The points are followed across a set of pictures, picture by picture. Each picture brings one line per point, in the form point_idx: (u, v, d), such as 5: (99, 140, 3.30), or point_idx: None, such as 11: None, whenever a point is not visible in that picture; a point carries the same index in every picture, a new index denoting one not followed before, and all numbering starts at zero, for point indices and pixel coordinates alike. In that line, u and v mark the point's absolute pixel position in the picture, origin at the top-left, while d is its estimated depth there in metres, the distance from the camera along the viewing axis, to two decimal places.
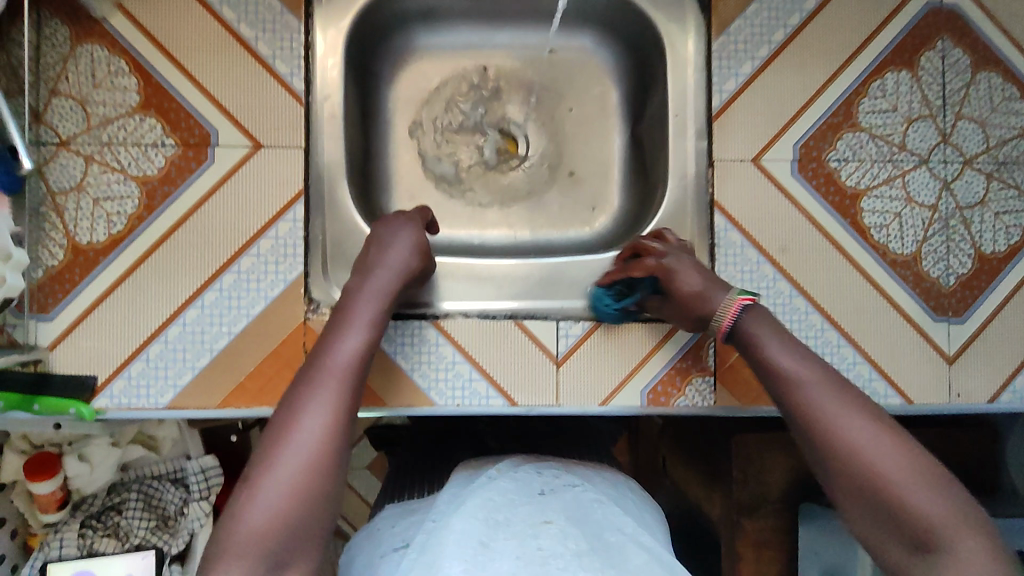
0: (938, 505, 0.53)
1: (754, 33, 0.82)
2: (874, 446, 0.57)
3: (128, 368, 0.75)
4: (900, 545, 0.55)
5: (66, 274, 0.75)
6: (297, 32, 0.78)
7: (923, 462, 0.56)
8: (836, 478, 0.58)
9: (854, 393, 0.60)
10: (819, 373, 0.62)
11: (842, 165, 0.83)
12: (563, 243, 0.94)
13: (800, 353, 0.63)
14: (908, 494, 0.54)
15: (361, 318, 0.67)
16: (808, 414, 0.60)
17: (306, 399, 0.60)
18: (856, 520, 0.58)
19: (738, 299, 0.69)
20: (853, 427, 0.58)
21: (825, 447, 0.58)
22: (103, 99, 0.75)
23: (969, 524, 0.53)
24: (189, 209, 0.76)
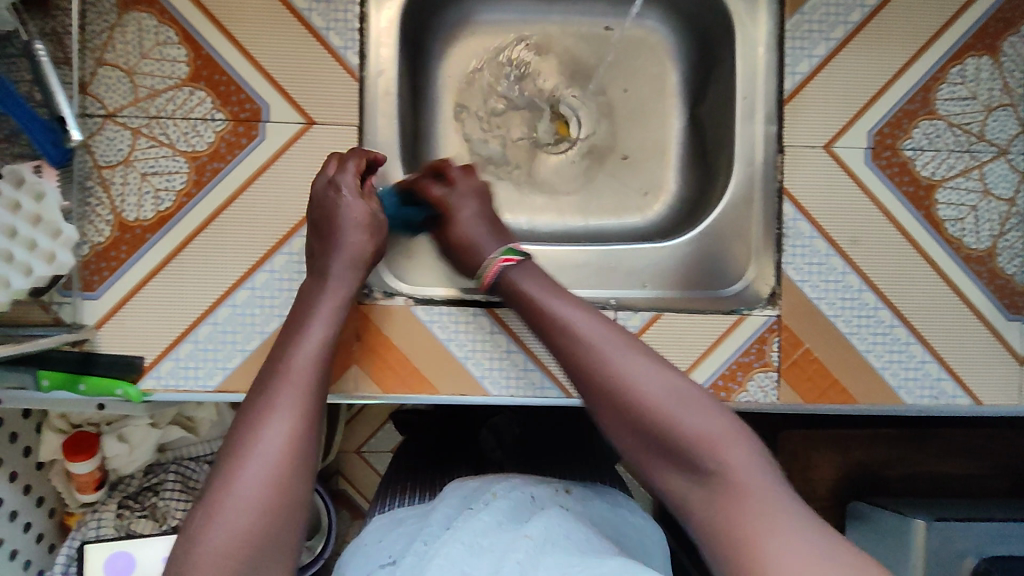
0: (708, 424, 0.55)
1: (830, 13, 0.78)
2: (637, 374, 0.58)
3: (176, 350, 0.73)
4: (676, 471, 0.56)
5: (112, 251, 0.72)
6: (352, 3, 0.74)
7: (676, 386, 0.58)
8: (610, 411, 0.59)
9: (623, 332, 0.63)
10: (583, 315, 0.64)
11: (917, 155, 0.79)
12: (616, 230, 0.91)
13: (568, 301, 0.65)
14: (678, 414, 0.56)
15: (323, 317, 0.66)
16: (581, 351, 0.61)
17: (265, 408, 0.58)
18: (632, 449, 0.58)
19: (500, 258, 0.71)
20: (623, 358, 0.59)
21: (596, 380, 0.60)
22: (152, 70, 0.72)
23: (735, 439, 0.55)
24: (240, 186, 0.73)
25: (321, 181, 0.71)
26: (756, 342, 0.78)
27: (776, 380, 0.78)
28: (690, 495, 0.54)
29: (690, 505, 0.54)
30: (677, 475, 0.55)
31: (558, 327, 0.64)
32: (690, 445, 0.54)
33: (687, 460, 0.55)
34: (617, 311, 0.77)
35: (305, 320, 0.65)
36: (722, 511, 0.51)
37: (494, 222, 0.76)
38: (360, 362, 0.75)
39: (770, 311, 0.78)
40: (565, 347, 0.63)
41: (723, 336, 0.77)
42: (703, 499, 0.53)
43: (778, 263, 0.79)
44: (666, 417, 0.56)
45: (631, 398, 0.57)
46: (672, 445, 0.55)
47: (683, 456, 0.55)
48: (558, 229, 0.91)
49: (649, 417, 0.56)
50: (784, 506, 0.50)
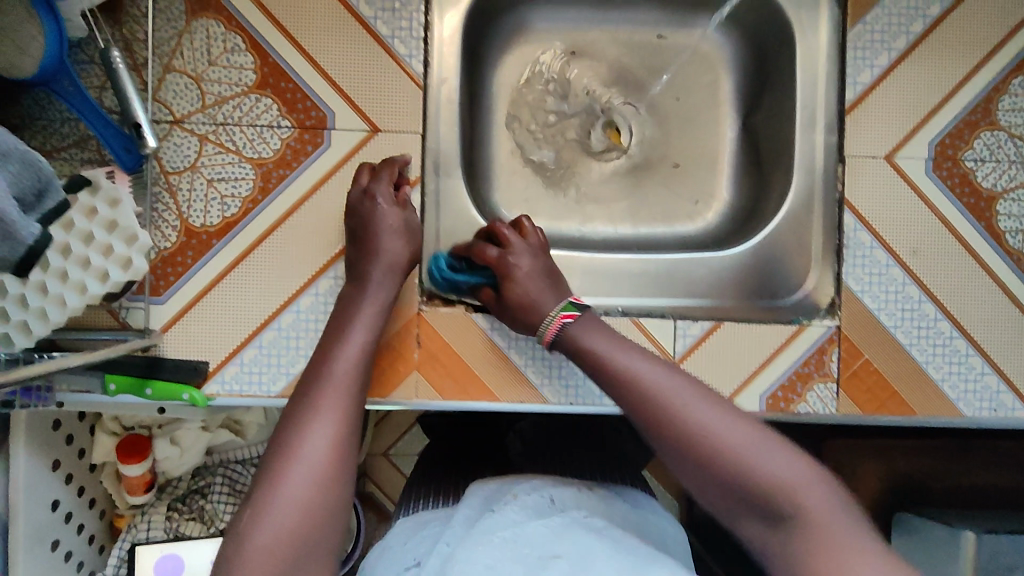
0: (788, 471, 0.53)
1: (892, 23, 0.78)
2: (709, 423, 0.56)
3: (240, 355, 0.73)
4: (754, 522, 0.54)
5: (178, 256, 0.73)
6: (418, 12, 0.75)
7: (749, 428, 0.57)
8: (684, 464, 0.57)
9: (686, 376, 0.61)
10: (643, 362, 0.62)
11: (978, 166, 0.79)
12: (667, 238, 0.91)
13: (618, 344, 0.64)
14: (756, 463, 0.54)
15: (363, 324, 0.67)
16: (648, 400, 0.59)
17: (309, 413, 0.59)
18: (709, 499, 0.56)
19: (557, 316, 0.68)
20: (692, 409, 0.57)
21: (665, 430, 0.57)
22: (219, 77, 0.73)
23: (814, 482, 0.53)
24: (305, 193, 0.74)
25: (357, 189, 0.72)
26: (816, 352, 0.77)
27: (835, 392, 0.78)
28: (775, 545, 0.53)
29: (775, 555, 0.53)
30: (758, 524, 0.54)
31: (620, 376, 0.61)
32: (773, 494, 0.53)
33: (767, 509, 0.53)
34: (677, 320, 0.77)
35: (346, 327, 0.66)
36: (813, 562, 0.50)
37: (553, 276, 0.71)
38: (420, 369, 0.75)
39: (829, 322, 0.78)
40: (630, 397, 0.60)
41: (783, 346, 0.77)
42: (790, 550, 0.52)
43: (838, 274, 0.79)
44: (745, 467, 0.54)
45: (705, 448, 0.55)
46: (751, 495, 0.54)
47: (766, 505, 0.53)
48: (611, 237, 0.91)
49: (726, 468, 0.54)
50: (870, 549, 0.49)
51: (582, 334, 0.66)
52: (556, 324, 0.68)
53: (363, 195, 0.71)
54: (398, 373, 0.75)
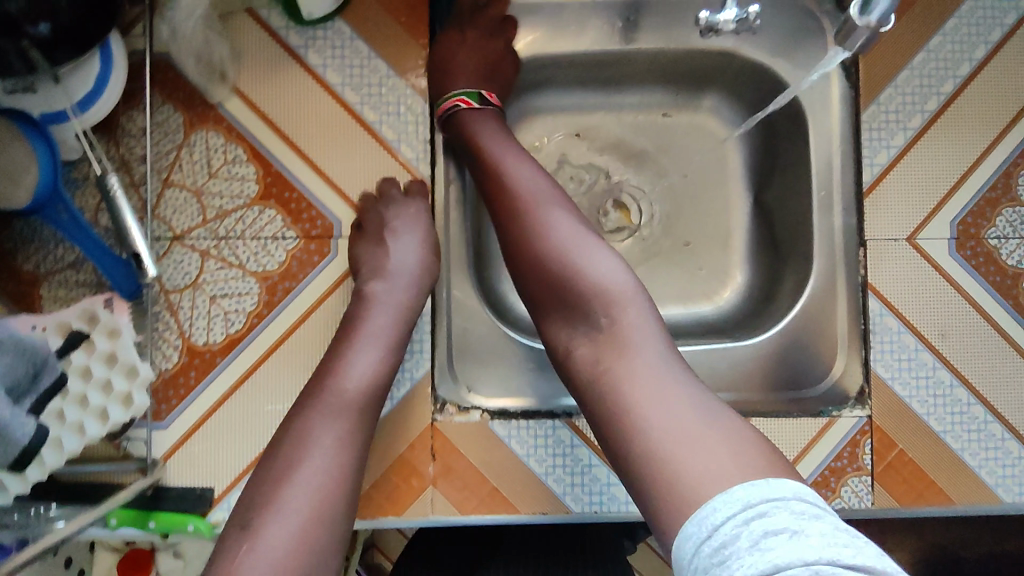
0: (607, 279, 0.60)
1: (906, 102, 0.76)
2: (550, 226, 0.63)
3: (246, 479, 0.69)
4: (574, 329, 0.61)
5: (181, 377, 0.70)
6: (423, 113, 0.73)
7: (594, 243, 0.63)
8: (524, 267, 0.64)
9: (545, 177, 0.67)
10: (514, 168, 0.68)
11: (1002, 243, 0.77)
12: (685, 322, 0.88)
13: (506, 146, 0.70)
14: (579, 268, 0.61)
15: (376, 338, 0.67)
16: (501, 199, 0.67)
17: (316, 434, 0.60)
18: (536, 293, 0.64)
19: (455, 97, 0.73)
20: (545, 215, 0.64)
21: (508, 236, 0.66)
22: (220, 190, 0.70)
23: (629, 294, 0.60)
24: (311, 306, 0.71)
25: (371, 208, 0.71)
26: (848, 445, 0.75)
27: (870, 485, 0.74)
28: (578, 344, 0.60)
29: (573, 355, 0.60)
30: (568, 324, 0.62)
31: (490, 173, 0.69)
32: (586, 295, 0.60)
33: (582, 310, 0.60)
34: None
35: (355, 342, 0.66)
36: (603, 364, 0.57)
37: (483, 74, 0.75)
38: (436, 484, 0.71)
39: (859, 411, 0.76)
40: (493, 192, 0.68)
41: (813, 440, 0.75)
42: (587, 347, 0.59)
43: (866, 361, 0.77)
44: (570, 268, 0.61)
45: (539, 254, 0.63)
46: (570, 295, 0.61)
47: (580, 305, 0.60)
48: None
49: (555, 271, 0.62)
50: (665, 371, 0.55)
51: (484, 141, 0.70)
52: (452, 100, 0.73)
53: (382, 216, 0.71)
54: (413, 488, 0.71)
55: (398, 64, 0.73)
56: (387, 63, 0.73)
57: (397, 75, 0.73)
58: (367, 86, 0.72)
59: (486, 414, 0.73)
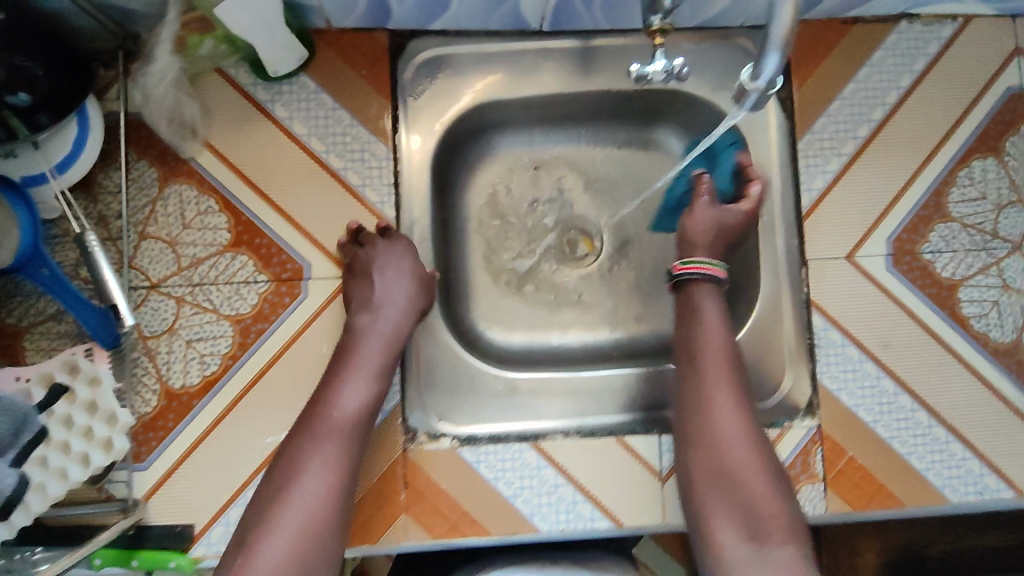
0: (779, 511, 0.64)
1: (838, 130, 0.82)
2: (736, 433, 0.68)
3: (225, 514, 0.73)
4: (725, 515, 0.65)
5: (159, 420, 0.73)
6: (385, 159, 0.77)
7: (771, 478, 0.66)
8: (695, 439, 0.70)
9: (745, 397, 0.71)
10: (722, 361, 0.72)
11: (936, 257, 0.82)
12: (646, 342, 0.91)
13: (723, 347, 0.72)
14: (755, 489, 0.65)
15: (366, 367, 0.70)
16: (702, 389, 0.71)
17: (306, 462, 0.64)
18: (695, 463, 0.69)
19: (699, 263, 0.75)
20: (726, 420, 0.69)
21: (701, 424, 0.70)
22: (193, 240, 0.74)
23: (795, 534, 0.63)
24: (282, 346, 0.75)
25: (351, 252, 0.74)
26: (800, 455, 0.79)
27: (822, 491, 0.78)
28: (735, 551, 0.63)
29: (732, 562, 0.62)
30: (734, 535, 0.64)
31: (689, 346, 0.73)
32: (759, 516, 0.63)
33: (751, 527, 0.63)
34: (661, 436, 0.78)
35: (347, 371, 0.69)
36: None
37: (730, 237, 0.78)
38: (408, 510, 0.74)
39: (809, 422, 0.80)
40: (691, 398, 0.71)
41: None
42: (747, 565, 0.61)
43: (813, 374, 0.81)
44: (748, 488, 0.65)
45: (726, 459, 0.67)
46: (745, 513, 0.64)
47: (752, 522, 0.63)
48: (591, 345, 0.91)
49: (736, 480, 0.66)
50: None
51: (704, 331, 0.73)
52: (692, 268, 0.75)
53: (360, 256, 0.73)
54: (386, 515, 0.74)
55: (360, 113, 0.77)
56: (351, 113, 0.77)
57: (361, 125, 0.77)
58: (333, 135, 0.76)
59: (455, 442, 0.77)
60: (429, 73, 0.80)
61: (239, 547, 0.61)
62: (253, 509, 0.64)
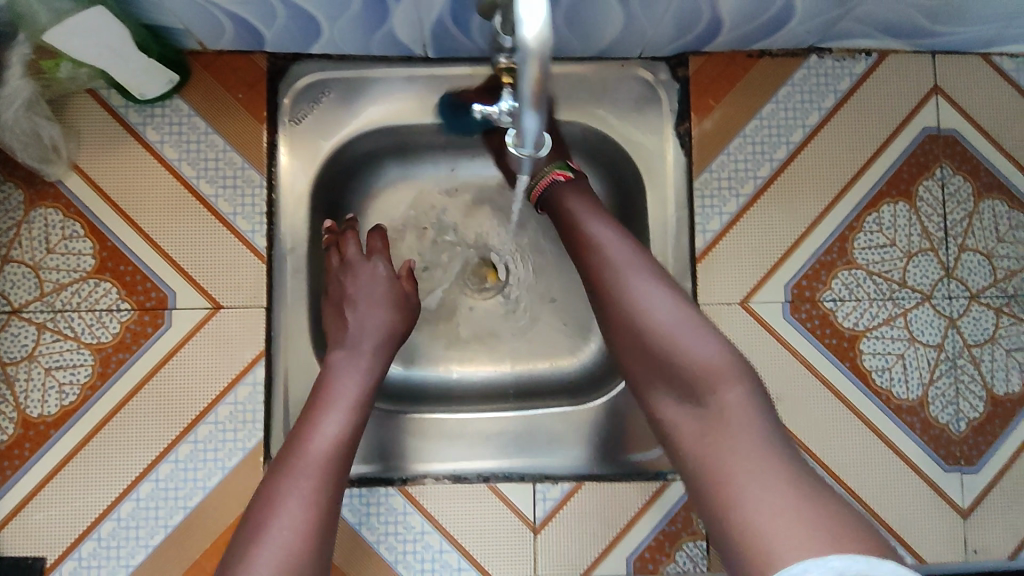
0: (710, 360, 0.57)
1: (738, 169, 0.78)
2: (645, 293, 0.61)
3: (78, 549, 0.71)
4: (671, 400, 0.59)
5: (15, 449, 0.71)
6: (259, 186, 0.75)
7: (683, 310, 0.60)
8: (619, 337, 0.62)
9: (651, 259, 0.64)
10: (613, 237, 0.65)
11: (837, 306, 0.78)
12: (545, 379, 0.88)
13: (606, 225, 0.66)
14: (678, 343, 0.58)
15: (345, 400, 0.67)
16: (603, 267, 0.64)
17: (282, 500, 0.59)
18: (629, 360, 0.62)
19: (552, 173, 0.70)
20: (639, 302, 0.61)
21: (608, 307, 0.63)
22: (57, 265, 0.73)
23: (736, 376, 0.56)
24: (142, 378, 0.73)
25: (336, 257, 0.77)
26: (682, 509, 0.75)
27: (706, 550, 0.74)
28: (682, 421, 0.57)
29: (679, 430, 0.58)
30: (672, 405, 0.58)
31: (584, 245, 0.66)
32: (691, 376, 0.57)
33: (685, 392, 0.57)
34: (537, 483, 0.75)
35: (326, 406, 0.66)
36: (707, 443, 0.55)
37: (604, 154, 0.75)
38: None
39: None
40: (600, 289, 0.64)
41: (646, 506, 0.75)
42: (693, 431, 0.56)
43: None
44: (668, 346, 0.58)
45: (640, 323, 0.60)
46: (670, 375, 0.58)
47: (683, 387, 0.57)
48: (487, 381, 0.88)
49: (659, 353, 0.59)
50: (789, 472, 0.51)
51: (592, 227, 0.66)
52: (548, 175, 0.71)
53: (343, 265, 0.77)
54: None
55: (237, 139, 0.75)
56: (225, 138, 0.75)
57: (235, 150, 0.75)
58: (205, 160, 0.75)
59: None
60: (311, 98, 0.78)
61: None
62: (230, 553, 0.59)
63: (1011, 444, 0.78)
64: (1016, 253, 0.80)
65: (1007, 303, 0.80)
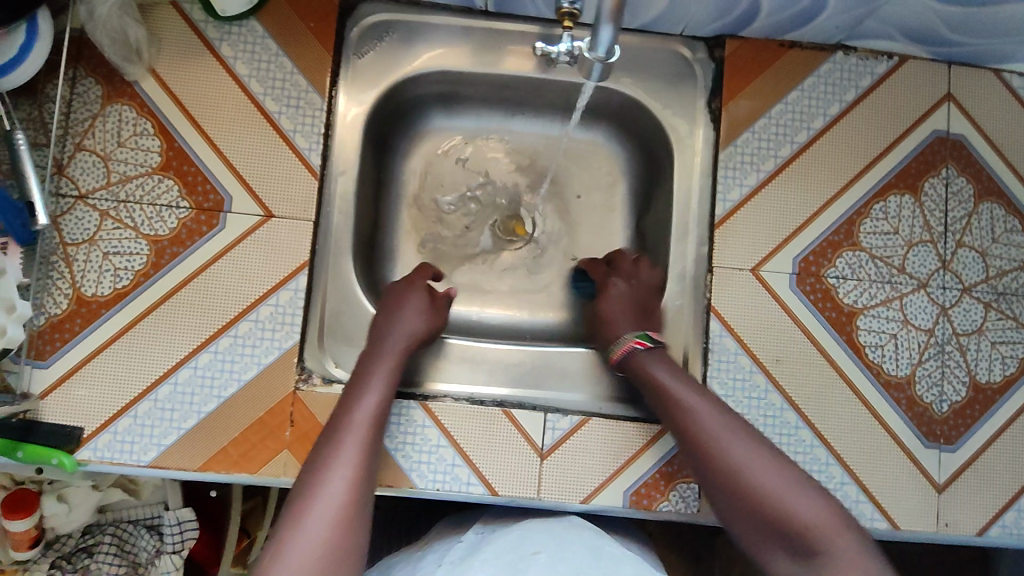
0: (817, 516, 0.63)
1: (761, 147, 0.85)
2: (737, 453, 0.68)
3: (115, 423, 0.76)
4: (788, 561, 0.64)
5: (66, 323, 0.76)
6: (319, 109, 0.81)
7: (784, 470, 0.67)
8: (726, 500, 0.68)
9: (744, 426, 0.70)
10: (703, 402, 0.72)
11: (841, 283, 0.84)
12: (560, 329, 0.93)
13: (695, 388, 0.73)
14: (790, 502, 0.64)
15: (383, 375, 0.71)
16: (699, 434, 0.70)
17: (330, 459, 0.63)
18: (744, 532, 0.67)
19: (631, 339, 0.79)
20: (744, 468, 0.67)
21: (708, 476, 0.69)
22: (125, 158, 0.78)
23: (843, 526, 0.63)
24: (191, 273, 0.78)
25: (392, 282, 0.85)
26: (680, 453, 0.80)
27: (697, 493, 0.79)
28: None
29: None
30: (794, 567, 0.63)
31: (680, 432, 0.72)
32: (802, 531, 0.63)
33: (799, 550, 0.63)
34: (547, 413, 0.80)
35: (366, 381, 0.70)
36: None
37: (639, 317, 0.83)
38: (290, 447, 0.76)
39: None
40: (704, 474, 0.70)
41: (645, 446, 0.80)
42: None
43: (703, 379, 0.83)
44: (776, 506, 0.64)
45: (747, 486, 0.66)
46: (784, 535, 0.64)
47: (799, 542, 0.63)
48: (505, 323, 0.93)
49: (768, 509, 0.65)
50: None
51: (674, 385, 0.73)
52: (624, 345, 0.79)
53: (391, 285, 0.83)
54: (268, 448, 0.76)
55: (304, 64, 0.81)
56: (293, 62, 0.81)
57: (301, 74, 0.81)
58: (272, 79, 0.80)
59: None
60: (376, 36, 0.85)
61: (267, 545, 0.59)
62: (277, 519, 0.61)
63: (988, 429, 0.83)
64: (1008, 254, 0.86)
65: (997, 300, 0.85)
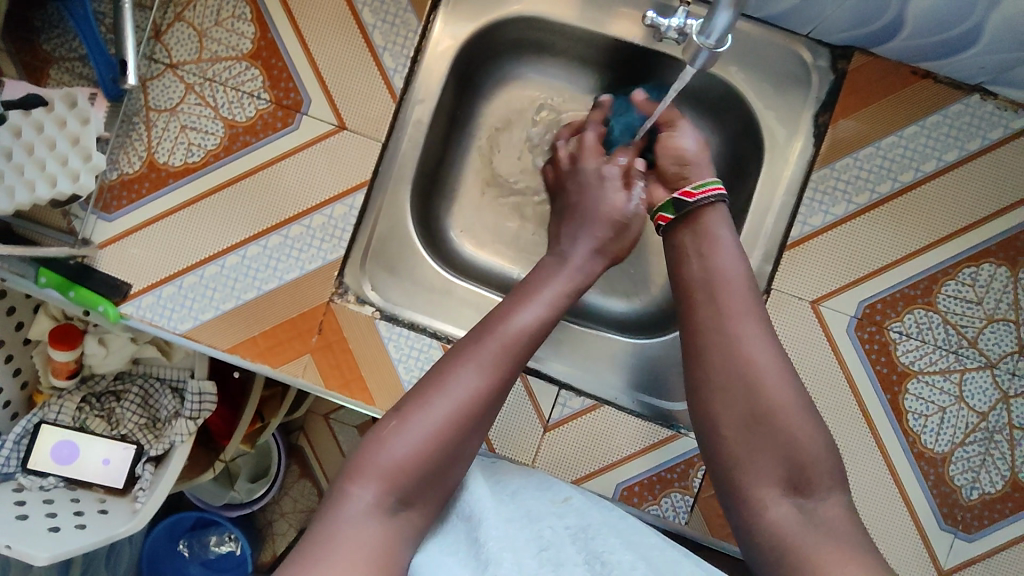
0: (820, 453, 0.58)
1: (859, 177, 0.79)
2: (760, 354, 0.60)
3: (160, 288, 0.79)
4: (772, 484, 0.57)
5: (135, 184, 0.79)
6: (413, 32, 0.79)
7: (797, 390, 0.60)
8: (728, 401, 0.60)
9: (766, 320, 0.63)
10: (735, 284, 0.64)
11: (902, 339, 0.79)
12: (599, 310, 0.91)
13: (732, 259, 0.66)
14: (796, 424, 0.58)
15: (543, 297, 0.67)
16: (722, 309, 0.63)
17: (466, 356, 0.60)
18: (732, 439, 0.59)
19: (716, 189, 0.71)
20: (759, 370, 0.60)
21: (717, 370, 0.61)
22: (219, 37, 0.79)
23: (833, 469, 0.58)
24: (258, 164, 0.79)
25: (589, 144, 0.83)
26: (682, 463, 0.78)
27: (690, 505, 0.78)
28: (779, 509, 0.56)
29: (774, 518, 0.56)
30: (774, 492, 0.57)
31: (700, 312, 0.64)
32: (802, 461, 0.57)
33: (788, 474, 0.57)
34: (562, 389, 0.80)
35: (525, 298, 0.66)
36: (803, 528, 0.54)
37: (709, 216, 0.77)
38: (313, 353, 0.79)
39: None
40: (711, 356, 0.61)
41: (650, 447, 0.79)
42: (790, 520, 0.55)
43: None
44: (788, 425, 0.58)
45: (756, 390, 0.59)
46: (784, 457, 0.57)
47: (792, 469, 0.57)
48: None
49: (775, 423, 0.58)
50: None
51: (720, 265, 0.65)
52: (707, 193, 0.70)
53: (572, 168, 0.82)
54: (292, 348, 0.79)
55: None
56: None
57: None
58: None
59: (376, 313, 0.81)
60: None
61: (389, 415, 0.58)
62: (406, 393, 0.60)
63: (1015, 530, 0.78)
64: None
65: None
